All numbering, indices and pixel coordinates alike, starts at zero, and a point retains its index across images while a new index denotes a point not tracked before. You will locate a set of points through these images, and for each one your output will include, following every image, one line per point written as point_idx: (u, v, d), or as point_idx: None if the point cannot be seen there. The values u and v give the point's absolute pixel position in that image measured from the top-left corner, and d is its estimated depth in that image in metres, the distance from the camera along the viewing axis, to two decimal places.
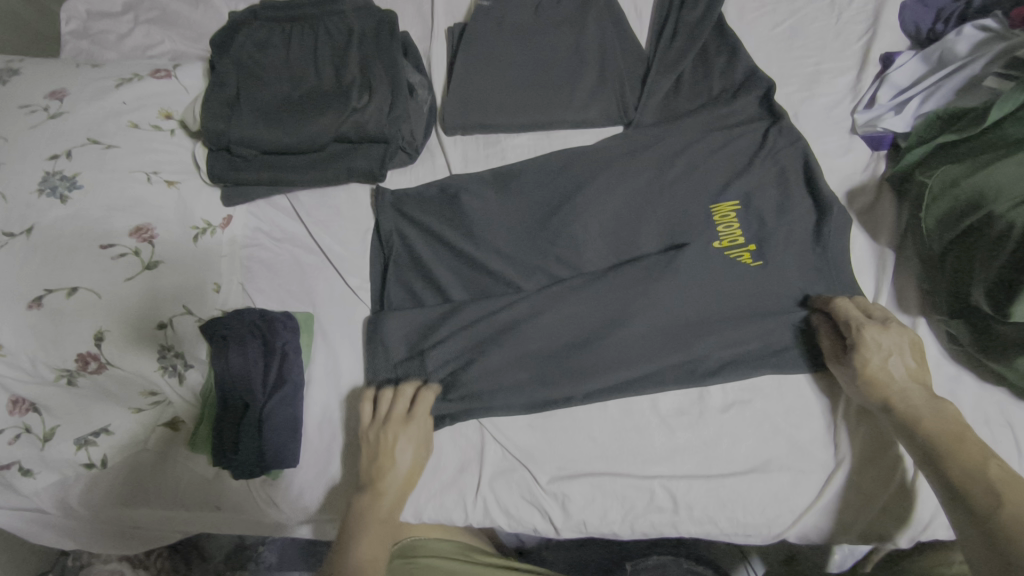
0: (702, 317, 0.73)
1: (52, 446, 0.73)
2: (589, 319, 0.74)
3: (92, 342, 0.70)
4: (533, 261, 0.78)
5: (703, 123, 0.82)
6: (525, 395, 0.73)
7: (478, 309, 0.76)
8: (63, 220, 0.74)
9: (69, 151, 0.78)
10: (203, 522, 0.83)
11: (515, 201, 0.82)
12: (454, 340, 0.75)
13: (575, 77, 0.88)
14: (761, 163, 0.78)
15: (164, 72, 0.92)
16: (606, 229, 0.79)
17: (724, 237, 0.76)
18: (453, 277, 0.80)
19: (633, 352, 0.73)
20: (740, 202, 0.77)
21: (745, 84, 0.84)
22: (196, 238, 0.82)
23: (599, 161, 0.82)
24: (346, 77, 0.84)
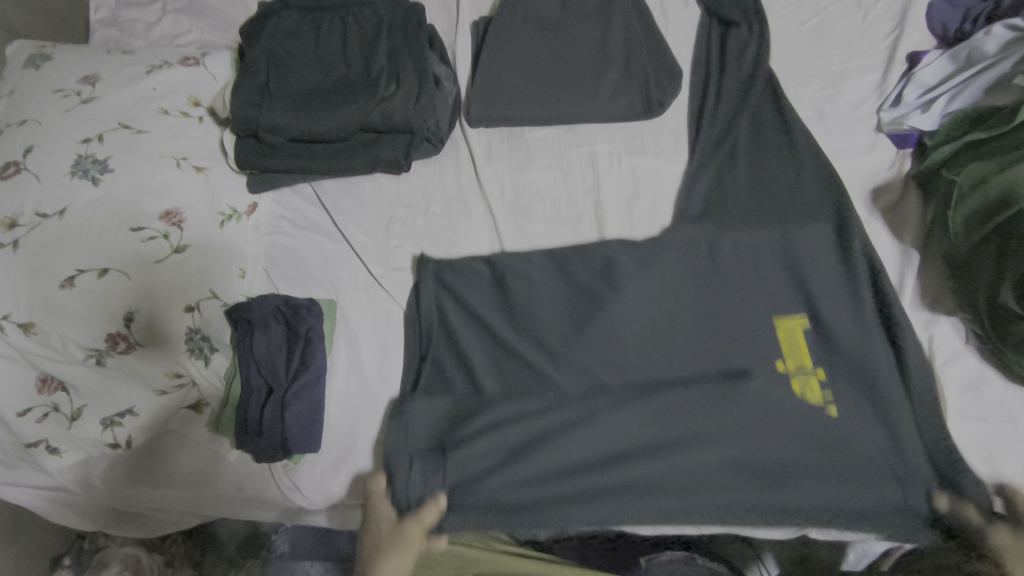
0: (771, 433, 0.66)
1: (79, 425, 0.74)
2: (633, 429, 0.68)
3: (122, 322, 0.71)
4: (569, 354, 0.73)
5: (761, 202, 0.78)
6: (563, 508, 0.64)
7: (510, 406, 0.71)
8: (94, 202, 0.75)
9: (101, 135, 0.80)
10: (220, 505, 0.85)
11: (546, 275, 0.78)
12: (478, 445, 0.68)
13: (599, 71, 0.89)
14: (826, 263, 0.73)
15: (193, 61, 0.93)
16: (646, 318, 0.74)
17: (790, 357, 0.70)
18: (483, 357, 0.76)
19: (683, 475, 0.65)
20: (811, 317, 0.72)
21: (811, 151, 0.79)
22: (223, 224, 0.83)
23: (638, 261, 0.76)
24: (374, 67, 0.84)
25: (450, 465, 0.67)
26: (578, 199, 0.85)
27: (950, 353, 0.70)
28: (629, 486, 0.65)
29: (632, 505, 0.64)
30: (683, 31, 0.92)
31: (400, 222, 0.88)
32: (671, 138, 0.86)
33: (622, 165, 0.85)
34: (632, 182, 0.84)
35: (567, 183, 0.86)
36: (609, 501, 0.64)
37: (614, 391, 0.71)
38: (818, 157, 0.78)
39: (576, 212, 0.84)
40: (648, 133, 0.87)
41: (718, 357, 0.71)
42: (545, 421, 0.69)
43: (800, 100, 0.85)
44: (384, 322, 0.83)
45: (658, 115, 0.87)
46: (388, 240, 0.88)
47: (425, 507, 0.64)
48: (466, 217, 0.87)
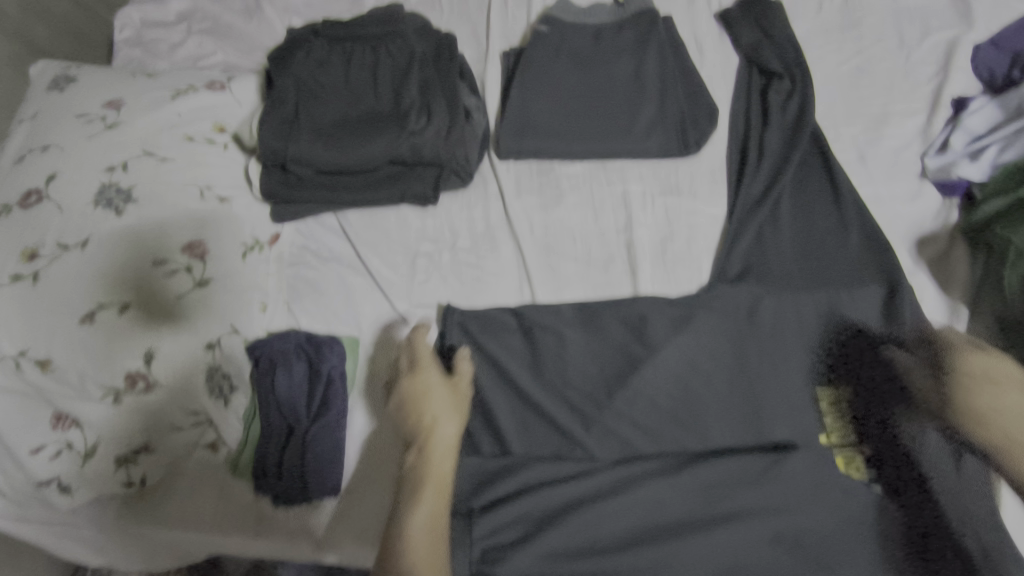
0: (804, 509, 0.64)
1: (91, 465, 0.71)
2: (667, 503, 0.65)
3: (142, 361, 0.69)
4: (601, 415, 0.72)
5: (804, 261, 0.76)
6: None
7: (542, 473, 0.68)
8: (117, 233, 0.73)
9: (125, 162, 0.78)
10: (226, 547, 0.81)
11: (577, 336, 0.76)
12: (505, 509, 0.65)
13: (634, 107, 0.87)
14: (866, 335, 0.71)
15: (218, 85, 0.91)
16: (678, 382, 0.72)
17: (830, 429, 0.69)
18: (509, 414, 0.73)
19: (720, 556, 0.62)
20: (853, 391, 0.70)
21: (850, 211, 0.77)
22: (246, 255, 0.81)
23: (677, 316, 0.75)
24: (404, 99, 0.82)
25: (476, 530, 0.64)
26: (610, 239, 0.83)
27: None
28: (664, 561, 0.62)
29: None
30: (719, 67, 0.90)
31: (426, 256, 0.86)
32: (707, 179, 0.84)
33: (656, 205, 0.84)
34: (665, 224, 0.82)
35: (598, 222, 0.84)
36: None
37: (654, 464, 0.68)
38: (863, 218, 0.76)
39: (608, 252, 0.82)
40: (683, 173, 0.85)
41: (757, 430, 0.69)
42: (581, 487, 0.67)
43: (839, 143, 0.83)
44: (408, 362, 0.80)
45: (694, 153, 0.85)
46: (413, 274, 0.85)
47: (460, 361, 0.72)
48: (494, 253, 0.85)
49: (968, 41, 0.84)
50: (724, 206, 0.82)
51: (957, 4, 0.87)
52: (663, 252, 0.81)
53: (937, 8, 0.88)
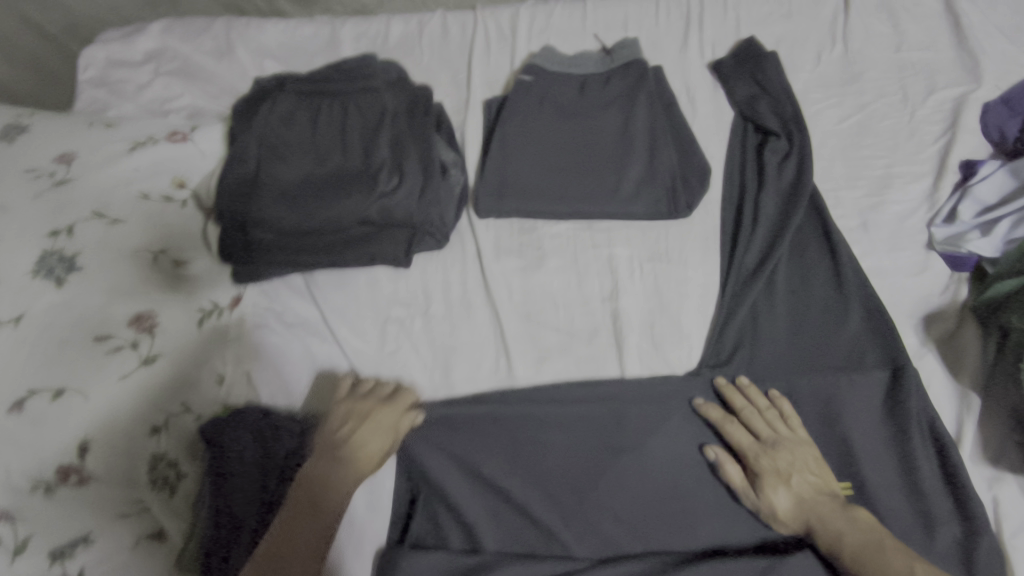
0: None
1: (20, 564, 0.60)
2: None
3: (74, 453, 0.62)
4: (580, 510, 0.67)
5: (800, 340, 0.71)
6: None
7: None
8: (56, 306, 0.66)
9: (72, 226, 0.71)
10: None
11: (555, 425, 0.70)
12: None
13: (621, 164, 0.82)
14: (867, 426, 0.66)
15: (180, 135, 0.87)
16: (662, 477, 0.68)
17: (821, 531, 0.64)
18: (480, 509, 0.68)
19: None
20: (855, 487, 0.65)
21: (851, 285, 0.72)
22: (202, 323, 0.76)
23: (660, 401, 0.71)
24: (375, 157, 0.77)
25: None
26: (595, 308, 0.77)
27: (1021, 523, 0.61)
28: None
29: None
30: (712, 121, 0.85)
31: (397, 322, 0.80)
32: (700, 244, 0.78)
33: (644, 273, 0.78)
34: (654, 293, 0.77)
35: (582, 289, 0.78)
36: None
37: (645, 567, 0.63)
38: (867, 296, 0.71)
39: (593, 324, 0.77)
40: (673, 237, 0.79)
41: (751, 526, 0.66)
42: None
43: (840, 208, 0.77)
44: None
45: (684, 217, 0.79)
46: (383, 343, 0.80)
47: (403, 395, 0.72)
48: (471, 321, 0.79)
49: (977, 99, 0.79)
50: (716, 275, 0.76)
51: (964, 58, 0.83)
52: (651, 325, 0.75)
53: (943, 62, 0.83)
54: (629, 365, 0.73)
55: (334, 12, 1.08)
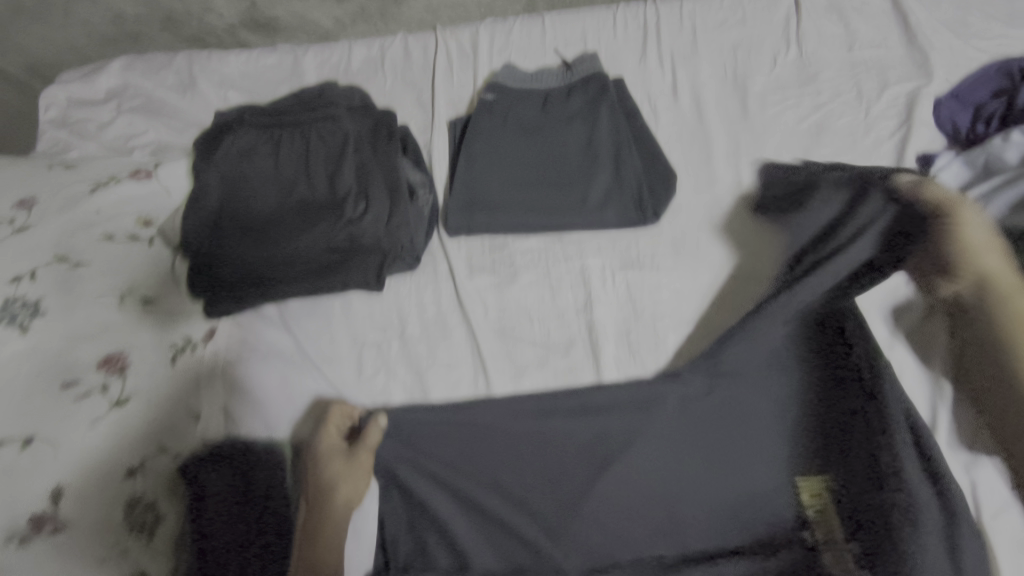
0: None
1: None
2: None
3: (47, 501, 0.61)
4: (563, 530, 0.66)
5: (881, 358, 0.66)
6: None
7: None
8: (21, 355, 0.66)
9: (33, 271, 0.71)
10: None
11: (537, 447, 0.68)
12: None
13: (587, 175, 0.82)
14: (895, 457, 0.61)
15: (144, 173, 0.86)
16: (646, 490, 0.66)
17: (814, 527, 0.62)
18: (470, 531, 0.68)
19: None
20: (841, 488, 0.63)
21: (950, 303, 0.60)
22: (174, 359, 0.74)
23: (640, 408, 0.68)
24: (340, 186, 0.78)
25: None
26: (570, 319, 0.78)
27: (997, 506, 0.62)
28: None
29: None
30: (674, 128, 0.87)
31: (374, 346, 0.80)
32: (669, 250, 0.79)
33: (616, 281, 0.78)
34: (627, 302, 0.77)
35: (556, 301, 0.79)
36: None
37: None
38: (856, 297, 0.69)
39: (569, 335, 0.77)
40: (643, 244, 0.80)
41: (739, 529, 0.64)
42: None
43: None
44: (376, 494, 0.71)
45: (653, 224, 0.80)
46: (361, 368, 0.79)
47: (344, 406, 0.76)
48: (446, 341, 0.79)
49: (929, 93, 0.81)
50: (688, 280, 0.77)
51: (914, 53, 0.85)
52: (627, 332, 0.76)
53: (895, 59, 0.85)
54: (606, 374, 0.74)
55: (297, 40, 1.08)
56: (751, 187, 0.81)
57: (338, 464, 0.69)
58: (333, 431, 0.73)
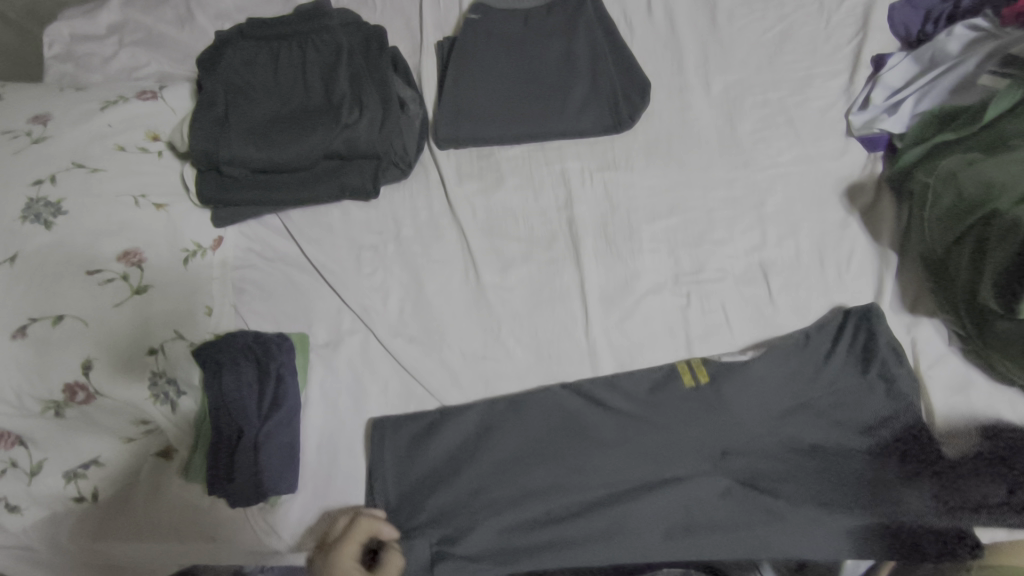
0: (748, 463, 0.66)
1: (39, 480, 0.71)
2: (633, 469, 0.67)
3: (79, 371, 0.68)
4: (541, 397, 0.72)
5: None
6: (553, 555, 0.64)
7: (493, 462, 0.69)
8: (47, 247, 0.71)
9: (53, 176, 0.75)
10: (200, 553, 0.76)
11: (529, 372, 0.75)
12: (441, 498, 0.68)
13: (567, 86, 0.88)
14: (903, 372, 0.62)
15: (150, 94, 0.89)
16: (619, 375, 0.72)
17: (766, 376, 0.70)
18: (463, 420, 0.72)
19: (664, 514, 0.65)
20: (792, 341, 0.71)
21: None
22: (186, 262, 0.80)
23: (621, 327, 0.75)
24: (335, 93, 0.83)
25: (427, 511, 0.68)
26: (552, 218, 0.84)
27: (935, 355, 0.70)
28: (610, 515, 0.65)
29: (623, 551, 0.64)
30: (650, 41, 0.91)
31: (371, 248, 0.86)
32: (643, 153, 0.85)
33: (595, 182, 0.85)
34: (605, 199, 0.83)
35: (539, 202, 0.85)
36: (578, 541, 0.64)
37: (619, 440, 0.68)
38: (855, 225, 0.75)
39: (551, 231, 0.83)
40: (619, 148, 0.86)
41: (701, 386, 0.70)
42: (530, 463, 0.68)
43: (769, 107, 0.85)
44: (401, 400, 0.77)
45: (628, 128, 0.86)
46: (359, 268, 0.85)
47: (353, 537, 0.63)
48: (439, 241, 0.85)
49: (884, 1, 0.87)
50: (660, 178, 0.83)
51: None
52: (605, 226, 0.82)
53: None
54: (586, 263, 0.80)
55: None
56: (719, 93, 0.87)
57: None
58: (351, 554, 0.63)
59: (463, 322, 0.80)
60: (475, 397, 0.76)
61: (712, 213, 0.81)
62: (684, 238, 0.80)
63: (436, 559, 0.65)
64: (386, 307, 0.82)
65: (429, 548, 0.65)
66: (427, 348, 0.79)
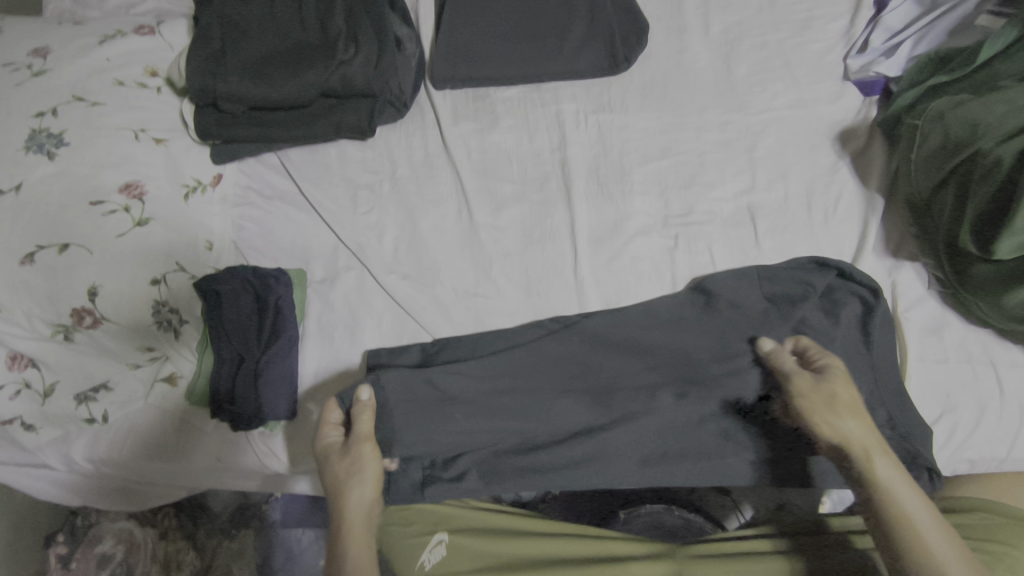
0: (713, 413, 0.69)
1: (52, 401, 0.77)
2: (619, 403, 0.70)
3: (86, 298, 0.72)
4: (534, 334, 0.75)
5: (632, 408, 0.70)
6: (520, 481, 0.68)
7: (484, 407, 0.70)
8: (50, 177, 0.73)
9: (55, 108, 0.76)
10: (206, 462, 0.81)
11: (529, 314, 0.78)
12: (433, 424, 0.69)
13: (565, 27, 0.87)
14: (851, 334, 0.70)
15: (147, 29, 0.88)
16: (620, 320, 0.74)
17: (768, 322, 0.71)
18: (458, 354, 0.74)
19: (639, 448, 0.69)
20: (800, 292, 0.72)
21: None
22: (187, 197, 0.82)
23: (626, 269, 0.78)
24: (331, 30, 0.83)
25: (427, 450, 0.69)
26: (546, 158, 0.85)
27: (912, 298, 0.73)
28: (586, 448, 0.68)
29: (601, 474, 0.68)
30: None
31: (367, 187, 0.87)
32: (638, 94, 0.85)
33: (589, 123, 0.85)
34: (598, 141, 0.84)
35: (533, 142, 0.85)
36: (551, 469, 0.68)
37: (607, 380, 0.71)
38: (853, 178, 0.78)
39: (544, 171, 0.84)
40: (615, 89, 0.86)
41: (694, 334, 0.72)
42: (513, 382, 0.71)
43: (767, 50, 0.85)
44: (394, 333, 0.80)
45: (624, 72, 0.86)
46: (356, 206, 0.86)
47: (359, 415, 0.65)
48: (433, 180, 0.86)
49: None
50: (654, 121, 0.84)
51: None
52: (596, 168, 0.83)
53: None
54: (577, 204, 0.81)
55: None
56: (718, 34, 0.87)
57: (342, 455, 0.64)
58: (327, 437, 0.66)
59: (456, 259, 0.82)
60: (466, 331, 0.78)
61: (703, 156, 0.81)
62: (675, 180, 0.81)
63: (426, 482, 0.69)
64: (382, 246, 0.84)
65: (421, 471, 0.69)
66: (420, 285, 0.81)
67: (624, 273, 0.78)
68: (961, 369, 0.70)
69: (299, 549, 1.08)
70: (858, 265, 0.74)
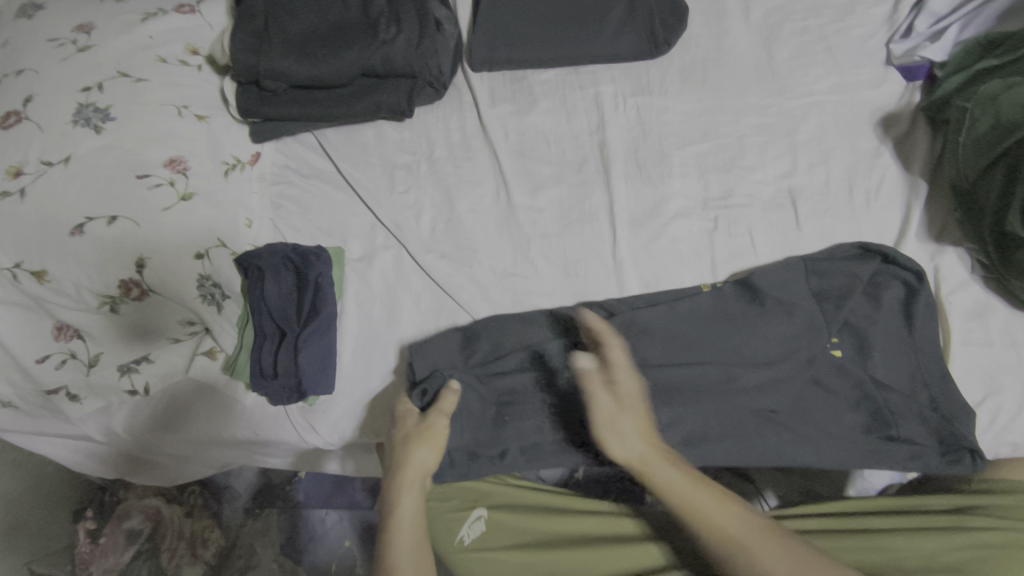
0: (760, 395, 0.68)
1: (96, 371, 0.78)
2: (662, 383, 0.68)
3: (134, 269, 0.73)
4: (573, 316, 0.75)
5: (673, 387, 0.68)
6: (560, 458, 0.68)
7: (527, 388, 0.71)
8: (98, 150, 0.74)
9: (101, 83, 0.77)
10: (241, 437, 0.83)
11: (568, 294, 0.79)
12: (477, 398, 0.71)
13: (605, 8, 0.87)
14: (889, 319, 0.71)
15: (187, 7, 0.89)
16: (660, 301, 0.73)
17: (811, 305, 0.71)
18: (497, 332, 0.75)
19: (682, 427, 0.67)
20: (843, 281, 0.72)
21: None
22: (227, 173, 0.82)
23: (666, 250, 0.78)
24: (373, 11, 0.84)
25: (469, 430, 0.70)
26: (584, 140, 0.85)
27: (956, 282, 0.74)
28: None
29: None
30: None
31: (404, 167, 0.87)
32: (678, 78, 0.86)
33: (628, 106, 0.85)
34: (637, 123, 0.84)
35: (571, 124, 0.86)
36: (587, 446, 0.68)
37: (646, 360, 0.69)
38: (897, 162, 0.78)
39: (582, 154, 0.84)
40: (654, 73, 0.86)
41: (740, 314, 0.71)
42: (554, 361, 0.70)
43: (808, 35, 0.85)
44: (433, 312, 0.81)
45: (664, 56, 0.86)
46: (394, 186, 0.86)
47: (444, 395, 0.66)
48: (471, 161, 0.86)
49: None
50: (693, 104, 0.84)
51: None
52: (635, 150, 0.83)
53: None
54: (616, 186, 0.81)
55: None
56: (758, 19, 0.87)
57: (411, 425, 0.66)
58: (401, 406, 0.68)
59: (494, 240, 0.82)
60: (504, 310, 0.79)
61: (743, 139, 0.81)
62: (714, 163, 0.81)
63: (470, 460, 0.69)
64: (421, 225, 0.84)
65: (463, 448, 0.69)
66: (458, 265, 0.81)
67: (663, 255, 0.78)
68: (1005, 353, 0.71)
69: (324, 528, 1.08)
70: (902, 250, 0.74)
